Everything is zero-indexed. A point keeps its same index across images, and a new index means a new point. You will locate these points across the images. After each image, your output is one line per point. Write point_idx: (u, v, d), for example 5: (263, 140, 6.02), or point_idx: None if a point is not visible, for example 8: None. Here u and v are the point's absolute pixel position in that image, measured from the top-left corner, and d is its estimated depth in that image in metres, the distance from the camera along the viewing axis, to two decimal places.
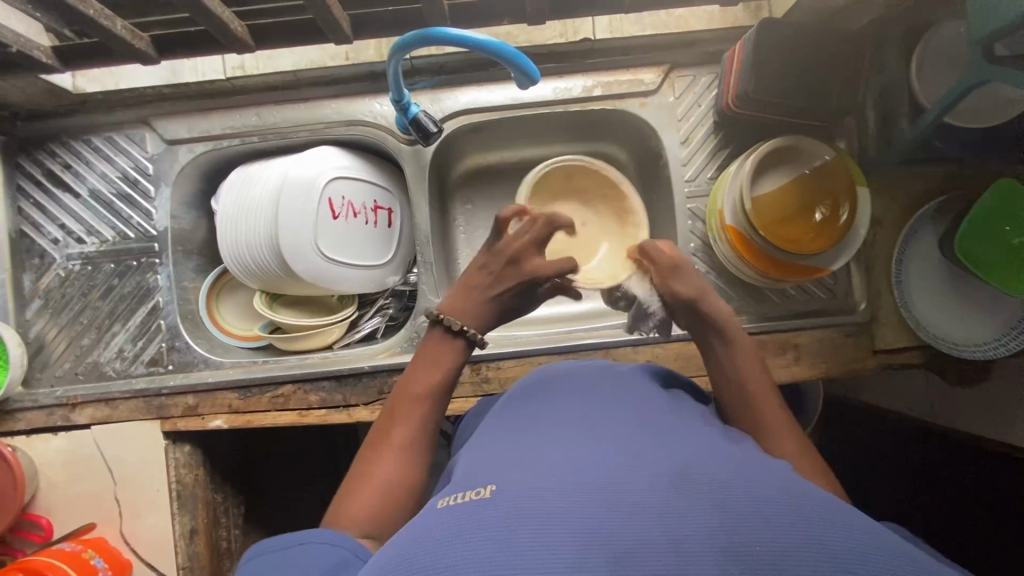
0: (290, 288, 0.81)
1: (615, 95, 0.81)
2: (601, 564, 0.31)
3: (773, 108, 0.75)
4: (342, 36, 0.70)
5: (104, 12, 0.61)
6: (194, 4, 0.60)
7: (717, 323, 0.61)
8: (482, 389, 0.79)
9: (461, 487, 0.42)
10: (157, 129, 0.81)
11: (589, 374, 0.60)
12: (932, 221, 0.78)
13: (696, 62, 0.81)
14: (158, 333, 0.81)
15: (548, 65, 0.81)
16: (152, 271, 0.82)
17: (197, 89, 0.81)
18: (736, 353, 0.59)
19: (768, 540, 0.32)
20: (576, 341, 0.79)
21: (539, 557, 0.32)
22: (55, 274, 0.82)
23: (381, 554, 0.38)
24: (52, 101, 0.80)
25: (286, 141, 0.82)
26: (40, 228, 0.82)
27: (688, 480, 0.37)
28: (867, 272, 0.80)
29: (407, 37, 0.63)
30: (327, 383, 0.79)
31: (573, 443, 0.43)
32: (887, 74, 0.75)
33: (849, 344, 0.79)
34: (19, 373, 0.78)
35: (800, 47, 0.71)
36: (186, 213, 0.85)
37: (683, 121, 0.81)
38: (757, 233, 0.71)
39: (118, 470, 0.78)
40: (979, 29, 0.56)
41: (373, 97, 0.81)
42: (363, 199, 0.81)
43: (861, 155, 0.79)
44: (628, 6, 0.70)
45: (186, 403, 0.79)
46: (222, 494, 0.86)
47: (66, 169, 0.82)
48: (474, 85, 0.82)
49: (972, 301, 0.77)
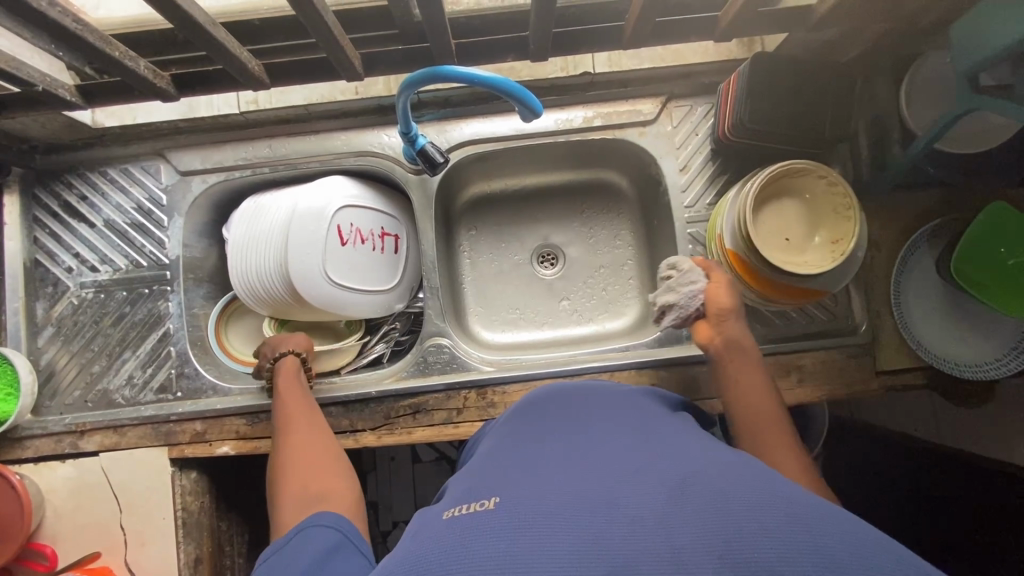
0: (298, 314, 0.82)
1: (615, 125, 0.84)
2: (599, 569, 0.33)
3: (769, 137, 0.77)
4: (353, 72, 0.73)
5: (128, 53, 0.63)
6: (215, 46, 0.62)
7: (727, 351, 0.67)
8: (487, 413, 0.79)
9: (467, 497, 0.44)
10: (172, 161, 0.84)
11: (594, 391, 0.61)
12: (928, 243, 0.79)
13: (692, 93, 0.84)
14: (167, 360, 0.82)
15: (550, 97, 0.84)
16: (163, 299, 0.84)
17: (211, 122, 0.84)
18: (742, 378, 0.65)
19: (764, 544, 0.33)
20: (580, 365, 0.80)
21: (542, 562, 0.34)
22: (68, 302, 0.84)
23: (393, 561, 0.41)
24: (71, 135, 0.83)
25: (297, 171, 0.85)
26: (54, 257, 0.84)
27: (688, 488, 0.38)
28: (867, 294, 0.81)
29: (416, 74, 0.66)
30: (334, 409, 0.80)
31: (574, 457, 0.45)
32: (877, 103, 0.77)
33: (852, 365, 0.80)
34: (29, 401, 0.79)
35: (790, 79, 0.74)
36: (197, 242, 0.87)
37: (681, 149, 0.84)
38: (757, 257, 0.72)
39: (126, 497, 0.78)
40: (966, 61, 0.59)
41: (381, 128, 0.84)
42: (371, 225, 0.83)
43: (856, 180, 0.81)
44: (626, 42, 0.73)
45: (195, 429, 0.80)
46: (227, 522, 0.85)
47: (82, 200, 0.84)
48: (479, 117, 0.84)
49: (971, 321, 0.78)
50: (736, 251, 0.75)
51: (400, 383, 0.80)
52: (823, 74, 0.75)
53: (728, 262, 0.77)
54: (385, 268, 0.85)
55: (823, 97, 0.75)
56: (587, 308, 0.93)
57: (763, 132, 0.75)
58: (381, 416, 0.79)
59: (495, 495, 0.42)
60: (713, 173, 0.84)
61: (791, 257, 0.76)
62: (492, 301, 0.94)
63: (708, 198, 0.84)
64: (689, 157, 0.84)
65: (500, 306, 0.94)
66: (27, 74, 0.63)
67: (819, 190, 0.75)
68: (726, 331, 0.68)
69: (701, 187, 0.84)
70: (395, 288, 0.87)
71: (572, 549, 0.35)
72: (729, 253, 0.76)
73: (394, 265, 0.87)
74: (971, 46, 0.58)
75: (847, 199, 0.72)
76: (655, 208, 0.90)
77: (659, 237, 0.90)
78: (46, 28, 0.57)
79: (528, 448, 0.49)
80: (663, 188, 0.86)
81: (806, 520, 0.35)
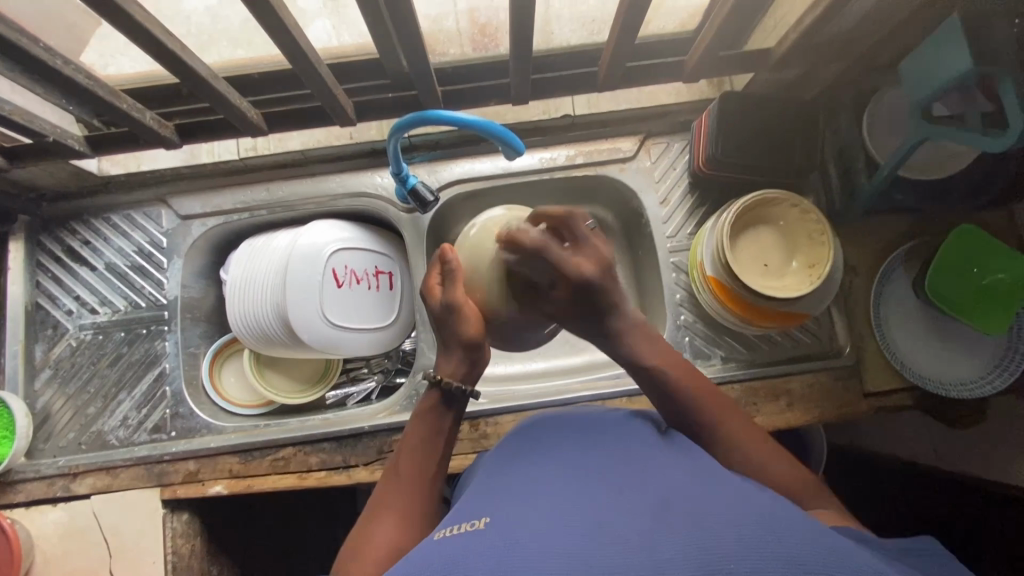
0: (294, 352, 0.84)
1: (596, 162, 0.88)
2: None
3: (742, 170, 0.81)
4: (346, 118, 0.78)
5: (135, 105, 0.68)
6: (218, 98, 0.67)
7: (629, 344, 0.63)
8: (480, 445, 0.80)
9: (455, 521, 0.44)
10: (173, 206, 0.87)
11: (578, 415, 0.61)
12: (904, 265, 0.82)
13: (668, 130, 0.89)
14: (162, 400, 0.84)
15: (533, 138, 0.89)
16: (161, 338, 0.86)
17: (212, 168, 0.88)
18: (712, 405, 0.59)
19: (742, 551, 0.34)
20: (571, 394, 0.81)
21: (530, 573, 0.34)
22: (67, 344, 0.85)
23: None
24: (77, 183, 0.86)
25: (293, 213, 0.88)
26: (55, 300, 0.86)
27: (670, 507, 0.39)
28: (848, 317, 0.83)
29: (405, 119, 0.70)
30: (327, 445, 0.80)
31: (562, 480, 0.46)
32: (842, 135, 0.82)
33: (838, 387, 0.81)
34: (23, 444, 0.79)
35: (756, 115, 0.79)
36: (196, 283, 0.89)
37: (661, 183, 0.88)
38: (735, 280, 0.74)
39: (115, 542, 0.77)
40: (915, 94, 0.63)
41: (374, 171, 0.89)
42: (365, 265, 0.86)
43: (829, 207, 0.84)
44: (599, 86, 0.79)
45: (188, 469, 0.79)
46: (218, 566, 0.84)
47: (84, 245, 0.87)
48: (467, 158, 0.89)
49: (952, 340, 0.80)
50: (718, 278, 0.78)
51: (393, 416, 0.80)
52: (789, 109, 0.80)
53: (710, 288, 0.80)
54: (380, 306, 0.87)
55: (787, 132, 0.80)
56: (579, 339, 0.95)
57: (737, 164, 0.79)
58: (374, 451, 0.79)
59: (485, 516, 0.42)
60: (692, 205, 0.88)
61: (769, 279, 0.79)
62: (493, 226, 0.68)
63: (688, 228, 0.87)
64: (668, 191, 0.88)
65: (495, 287, 0.66)
66: (39, 126, 0.67)
67: (792, 218, 0.79)
68: (623, 346, 0.63)
69: (682, 218, 0.88)
70: (391, 325, 0.88)
71: (561, 554, 0.36)
72: (710, 279, 0.79)
73: (389, 302, 0.88)
74: (918, 81, 0.62)
75: (819, 225, 0.76)
76: (640, 238, 0.94)
77: (645, 266, 0.94)
78: (59, 85, 0.61)
79: (513, 473, 0.50)
80: (645, 220, 0.90)
81: (782, 529, 0.36)
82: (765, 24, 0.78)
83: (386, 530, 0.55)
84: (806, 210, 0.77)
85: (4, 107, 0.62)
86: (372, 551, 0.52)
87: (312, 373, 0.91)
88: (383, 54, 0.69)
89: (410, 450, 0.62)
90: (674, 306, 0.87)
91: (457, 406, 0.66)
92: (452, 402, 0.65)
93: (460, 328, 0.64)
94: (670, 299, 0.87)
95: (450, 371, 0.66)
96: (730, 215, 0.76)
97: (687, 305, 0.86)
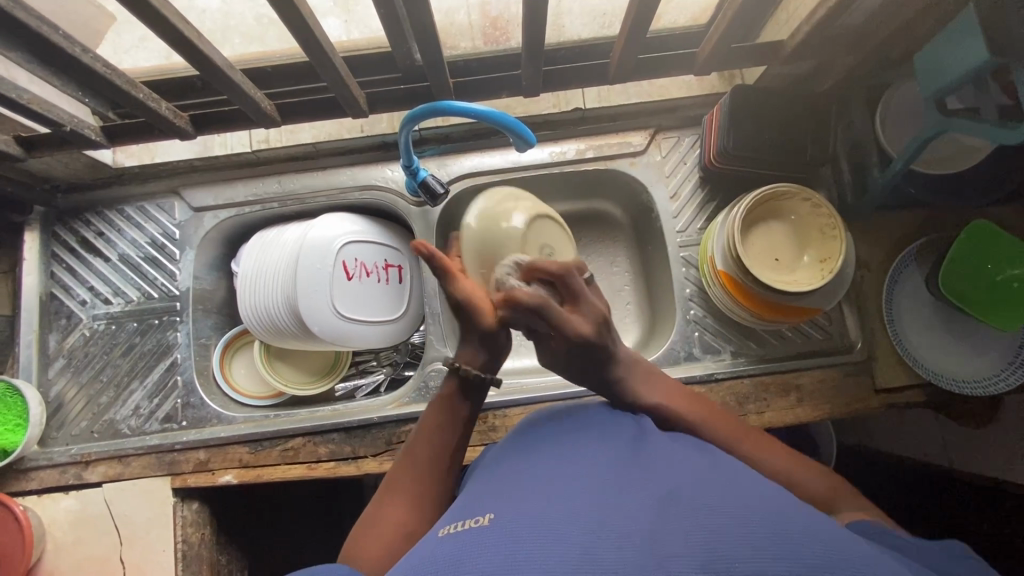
0: (303, 344, 0.84)
1: (607, 156, 0.88)
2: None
3: (754, 164, 0.80)
4: (358, 110, 0.79)
5: (152, 96, 0.69)
6: (231, 88, 0.68)
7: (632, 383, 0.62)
8: (489, 437, 0.80)
9: (460, 517, 0.44)
10: (185, 198, 0.88)
11: (581, 406, 0.60)
12: (916, 261, 0.81)
13: (678, 125, 0.89)
14: (174, 390, 0.84)
15: (544, 132, 0.89)
16: (172, 329, 0.86)
17: (224, 161, 0.89)
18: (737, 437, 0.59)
19: (749, 548, 0.34)
20: (580, 387, 0.81)
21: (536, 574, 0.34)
22: (80, 334, 0.86)
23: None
24: (92, 175, 0.87)
25: (304, 206, 0.89)
26: (69, 290, 0.87)
27: (675, 502, 0.39)
28: (859, 313, 0.82)
29: (417, 109, 0.70)
30: (336, 435, 0.80)
31: (571, 473, 0.45)
32: (855, 129, 0.81)
33: (849, 382, 0.80)
34: (37, 432, 0.80)
35: (768, 109, 0.78)
36: (208, 274, 0.90)
37: (671, 177, 0.88)
38: (746, 275, 0.74)
39: (126, 529, 0.78)
40: (930, 86, 0.63)
41: (385, 164, 0.89)
42: (374, 258, 0.86)
43: (841, 202, 0.84)
44: (611, 78, 0.79)
45: (198, 458, 0.80)
46: (227, 556, 0.84)
47: (98, 236, 0.88)
48: (477, 152, 0.89)
49: (965, 336, 0.79)
50: (728, 272, 0.77)
51: (402, 408, 0.81)
52: (801, 103, 0.80)
53: (720, 283, 0.79)
54: (390, 300, 0.87)
55: (800, 126, 0.79)
56: None
57: (748, 158, 0.79)
58: (383, 442, 0.79)
59: (490, 512, 0.42)
60: (702, 200, 0.88)
61: (780, 275, 0.78)
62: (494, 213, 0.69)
63: (698, 223, 0.87)
64: (678, 185, 0.88)
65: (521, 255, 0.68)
66: (56, 115, 0.67)
67: (804, 211, 0.79)
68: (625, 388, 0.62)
69: (692, 213, 0.88)
70: (400, 317, 0.88)
71: (570, 552, 0.35)
72: (721, 274, 0.78)
73: (398, 295, 0.89)
74: (933, 73, 0.62)
75: (832, 219, 0.75)
76: (649, 233, 0.94)
77: (655, 262, 0.93)
78: (76, 73, 0.61)
79: (517, 467, 0.50)
80: (655, 214, 0.90)
81: (790, 528, 0.36)
82: (777, 17, 0.78)
83: (396, 520, 0.54)
84: (817, 204, 0.76)
85: (23, 96, 0.63)
86: (382, 541, 0.52)
87: (321, 364, 0.92)
88: (396, 47, 0.69)
89: (427, 436, 0.61)
90: (684, 301, 0.86)
91: (476, 395, 0.64)
92: (469, 390, 0.64)
93: (473, 321, 0.63)
94: (679, 293, 0.87)
95: (469, 359, 0.64)
96: (740, 210, 0.75)
97: (696, 299, 0.86)
